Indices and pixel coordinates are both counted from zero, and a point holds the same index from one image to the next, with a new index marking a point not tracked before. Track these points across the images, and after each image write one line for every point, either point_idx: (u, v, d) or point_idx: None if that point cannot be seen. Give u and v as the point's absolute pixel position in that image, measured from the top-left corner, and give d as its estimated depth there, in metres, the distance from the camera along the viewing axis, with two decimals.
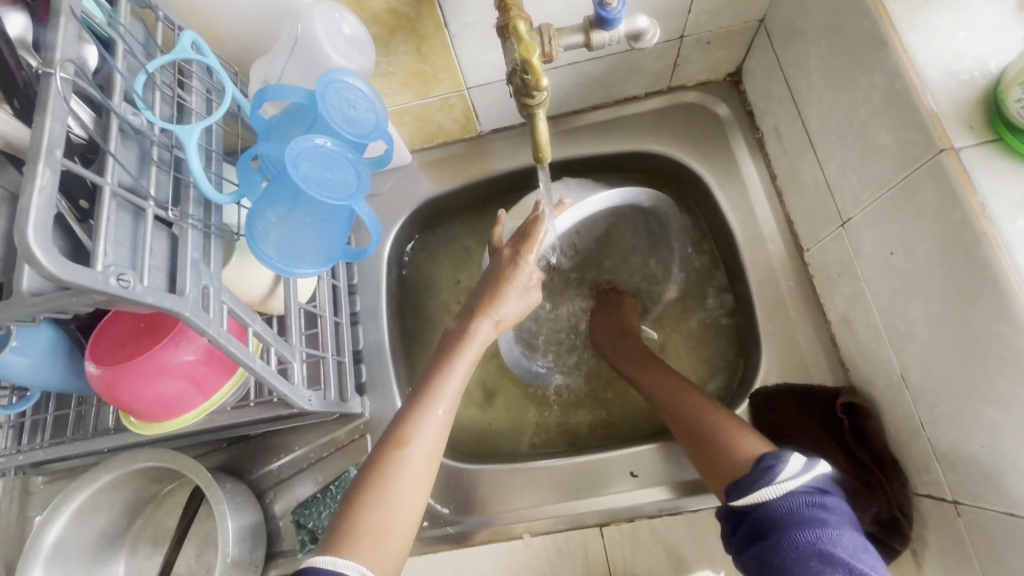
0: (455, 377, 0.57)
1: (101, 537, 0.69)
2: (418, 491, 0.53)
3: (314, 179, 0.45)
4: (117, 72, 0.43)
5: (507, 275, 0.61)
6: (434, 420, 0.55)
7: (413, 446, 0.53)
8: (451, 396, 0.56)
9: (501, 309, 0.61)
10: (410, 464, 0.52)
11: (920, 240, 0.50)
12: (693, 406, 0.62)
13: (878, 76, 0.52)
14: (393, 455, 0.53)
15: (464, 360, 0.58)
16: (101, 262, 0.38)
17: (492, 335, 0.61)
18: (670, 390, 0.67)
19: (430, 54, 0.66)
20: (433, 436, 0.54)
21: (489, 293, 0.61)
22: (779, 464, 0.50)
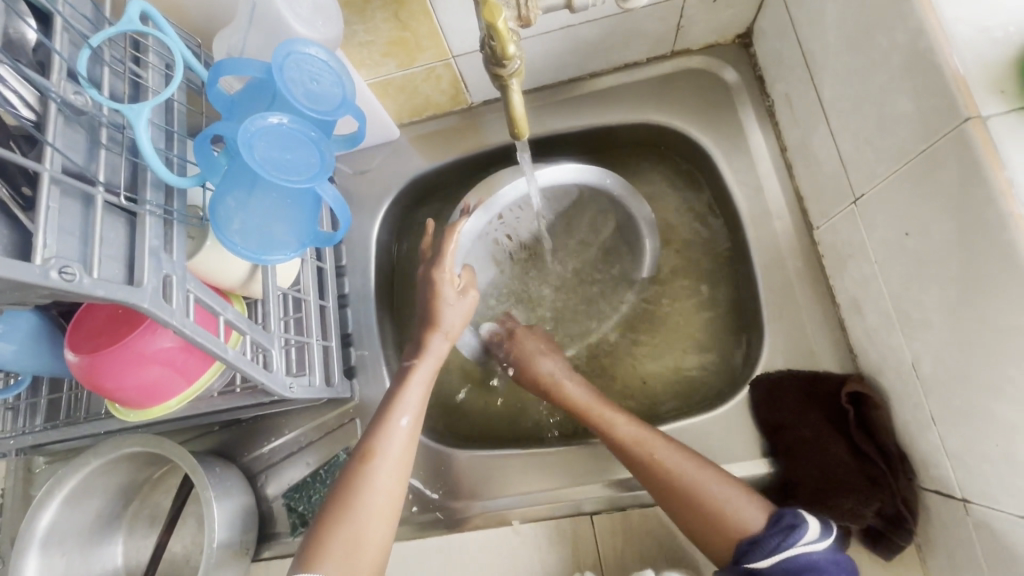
0: (413, 390, 0.61)
1: (97, 518, 0.70)
2: (386, 502, 0.56)
3: (272, 161, 0.42)
4: (55, 49, 0.40)
5: (445, 294, 0.64)
6: (397, 433, 0.58)
7: (377, 459, 0.57)
8: (412, 409, 0.60)
9: (445, 322, 0.64)
10: (376, 475, 0.56)
11: (940, 219, 0.45)
12: (672, 464, 0.60)
13: (900, 34, 0.46)
14: (360, 469, 0.56)
15: (422, 373, 0.62)
16: (41, 255, 0.36)
17: (446, 348, 0.65)
18: (637, 437, 0.63)
19: (410, 21, 0.62)
20: (398, 448, 0.58)
21: (431, 312, 0.64)
22: (802, 524, 0.53)
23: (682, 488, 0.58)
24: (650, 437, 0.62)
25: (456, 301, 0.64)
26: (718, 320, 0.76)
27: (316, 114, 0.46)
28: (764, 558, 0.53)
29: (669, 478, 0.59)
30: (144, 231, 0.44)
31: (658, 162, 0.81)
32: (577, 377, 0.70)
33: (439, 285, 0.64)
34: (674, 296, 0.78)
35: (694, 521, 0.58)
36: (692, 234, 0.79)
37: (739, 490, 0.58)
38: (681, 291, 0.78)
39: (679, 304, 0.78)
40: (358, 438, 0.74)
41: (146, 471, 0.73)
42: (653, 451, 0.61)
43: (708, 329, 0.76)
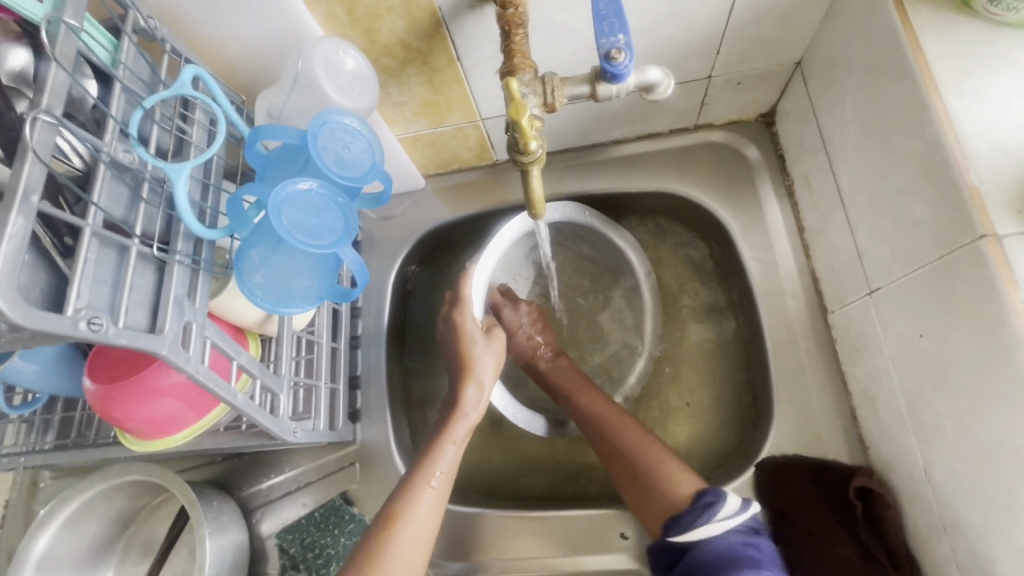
0: (447, 450, 0.61)
1: (93, 543, 0.71)
2: (403, 571, 0.55)
3: (298, 225, 0.44)
4: (111, 111, 0.43)
5: (473, 335, 0.67)
6: (426, 498, 0.58)
7: (401, 523, 0.56)
8: (443, 471, 0.60)
9: (479, 367, 0.65)
10: (397, 542, 0.56)
11: (953, 329, 0.45)
12: (623, 434, 0.64)
13: (916, 142, 0.47)
14: (382, 534, 0.56)
15: (456, 434, 0.62)
16: (73, 305, 0.38)
17: (480, 399, 0.65)
18: (598, 410, 0.67)
19: (443, 86, 0.65)
20: (424, 514, 0.58)
21: (462, 360, 0.66)
22: (718, 502, 0.54)
23: (625, 458, 0.62)
24: (612, 412, 0.67)
25: (486, 349, 0.67)
26: (728, 393, 0.74)
27: (343, 179, 0.48)
28: (682, 532, 0.54)
29: (617, 449, 0.64)
30: (171, 280, 0.46)
31: (676, 229, 0.82)
32: (564, 360, 0.74)
33: (467, 331, 0.67)
34: (682, 363, 0.78)
35: (631, 489, 0.61)
36: (706, 302, 0.79)
37: (685, 466, 0.60)
38: (691, 360, 0.78)
39: (688, 372, 0.77)
40: (358, 482, 0.74)
41: (146, 498, 0.74)
42: (606, 423, 0.66)
43: (717, 402, 0.75)
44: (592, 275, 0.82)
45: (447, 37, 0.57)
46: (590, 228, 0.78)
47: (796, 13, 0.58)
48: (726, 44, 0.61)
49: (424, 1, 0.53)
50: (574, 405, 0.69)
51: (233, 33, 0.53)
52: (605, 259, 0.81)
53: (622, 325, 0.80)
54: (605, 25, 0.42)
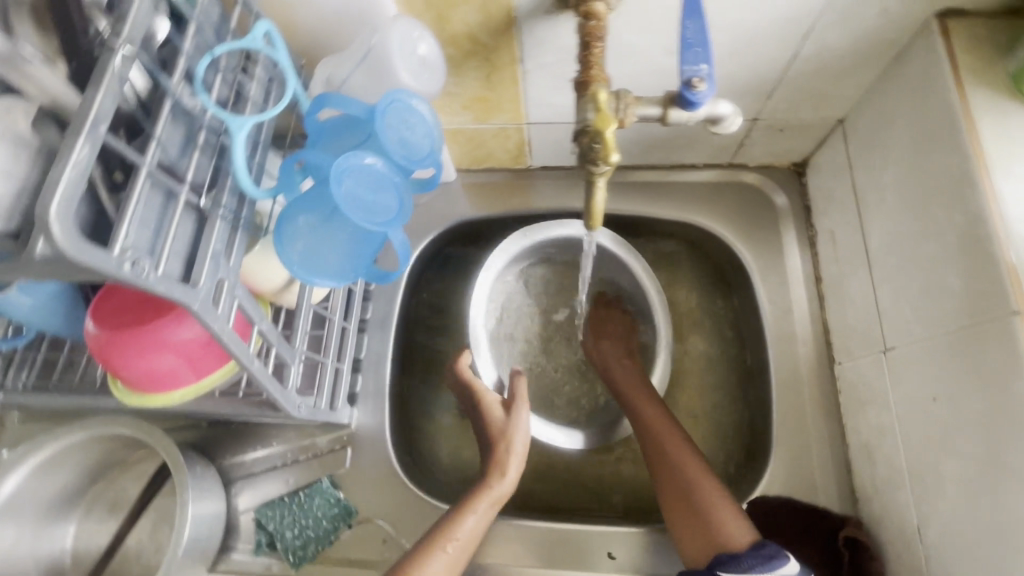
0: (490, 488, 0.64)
1: (60, 493, 0.68)
2: None
3: (355, 198, 0.44)
4: (183, 52, 0.42)
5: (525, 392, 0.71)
6: (465, 530, 0.60)
7: (440, 550, 0.58)
8: (485, 509, 0.62)
9: (516, 416, 0.68)
10: (430, 570, 0.57)
11: (972, 396, 0.47)
12: (685, 460, 0.62)
13: (958, 216, 0.49)
14: (419, 557, 0.57)
15: (508, 474, 0.65)
16: (120, 244, 0.37)
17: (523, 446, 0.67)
18: (660, 428, 0.65)
19: (498, 84, 0.65)
20: (460, 547, 0.59)
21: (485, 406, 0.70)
22: (780, 558, 0.51)
23: (686, 484, 0.60)
24: (674, 435, 0.65)
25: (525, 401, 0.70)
26: (725, 428, 0.75)
27: (402, 160, 0.47)
28: (735, 574, 0.51)
29: (678, 473, 0.61)
30: (211, 235, 0.44)
31: (694, 260, 0.83)
32: (630, 363, 0.73)
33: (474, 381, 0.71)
34: (682, 393, 0.78)
35: (684, 516, 0.59)
36: (714, 337, 0.80)
37: (739, 509, 0.57)
38: (693, 392, 0.78)
39: (687, 402, 0.77)
40: (346, 467, 0.73)
41: (122, 453, 0.71)
42: (669, 444, 0.64)
43: (714, 437, 0.75)
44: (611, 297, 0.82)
45: (516, 36, 0.58)
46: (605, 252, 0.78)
47: (853, 73, 0.59)
48: (779, 91, 0.63)
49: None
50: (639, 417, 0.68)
51: None
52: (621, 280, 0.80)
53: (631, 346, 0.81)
54: (690, 53, 0.43)
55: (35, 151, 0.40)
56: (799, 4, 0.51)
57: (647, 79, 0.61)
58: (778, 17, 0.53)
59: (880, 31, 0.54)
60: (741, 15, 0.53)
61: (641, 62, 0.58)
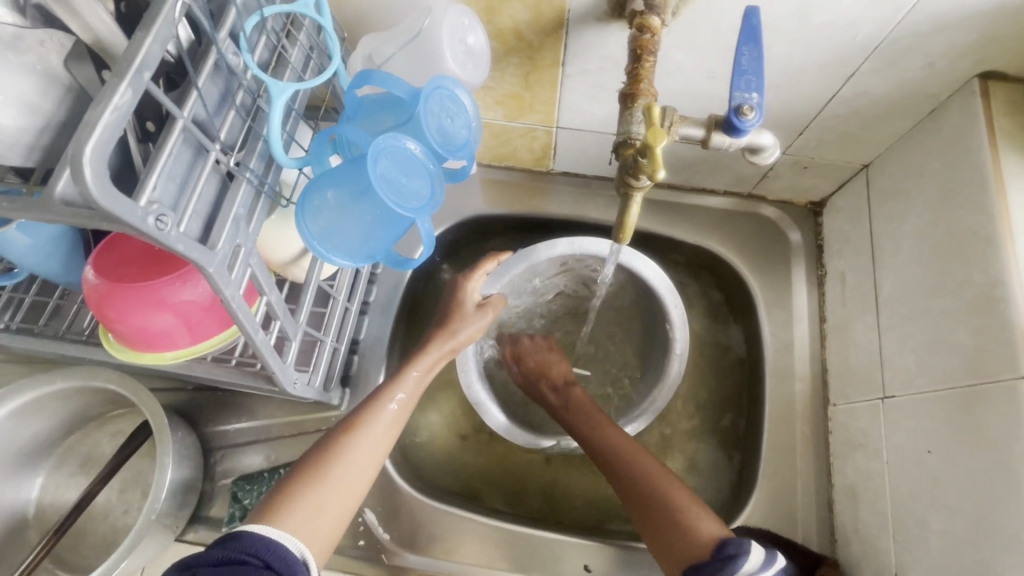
0: (408, 379, 0.60)
1: (32, 442, 0.66)
2: (350, 482, 0.52)
3: (389, 180, 0.44)
4: (233, 8, 0.41)
5: (466, 308, 0.67)
6: (384, 415, 0.57)
7: (359, 432, 0.55)
8: (403, 396, 0.59)
9: (457, 330, 0.65)
10: (352, 447, 0.54)
11: (964, 453, 0.49)
12: (642, 463, 0.60)
13: (977, 275, 0.50)
14: (337, 440, 0.54)
15: (422, 364, 0.62)
16: (146, 196, 0.35)
17: (447, 354, 0.64)
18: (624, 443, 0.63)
19: (535, 84, 0.64)
20: (381, 431, 0.56)
21: (446, 317, 0.66)
22: (741, 556, 0.48)
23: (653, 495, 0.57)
24: (636, 449, 0.62)
25: (476, 316, 0.67)
26: (712, 455, 0.75)
27: (439, 148, 0.47)
28: None
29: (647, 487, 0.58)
30: (234, 199, 0.43)
31: (703, 287, 0.82)
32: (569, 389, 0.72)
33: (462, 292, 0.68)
34: (675, 414, 0.78)
35: (651, 524, 0.56)
36: (710, 363, 0.79)
37: (712, 514, 0.54)
38: (684, 415, 0.78)
39: (679, 426, 0.77)
40: None
41: (102, 408, 0.69)
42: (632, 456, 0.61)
43: (699, 463, 0.75)
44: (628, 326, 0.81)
45: (563, 39, 0.57)
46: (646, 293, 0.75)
47: (887, 121, 0.60)
48: (812, 128, 0.63)
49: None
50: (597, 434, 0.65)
51: None
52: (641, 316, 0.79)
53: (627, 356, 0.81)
54: (742, 80, 0.43)
55: (64, 91, 0.39)
56: (848, 46, 0.52)
57: (685, 100, 0.61)
58: (826, 55, 0.53)
59: (922, 83, 0.55)
60: (790, 49, 0.53)
61: (682, 82, 0.58)
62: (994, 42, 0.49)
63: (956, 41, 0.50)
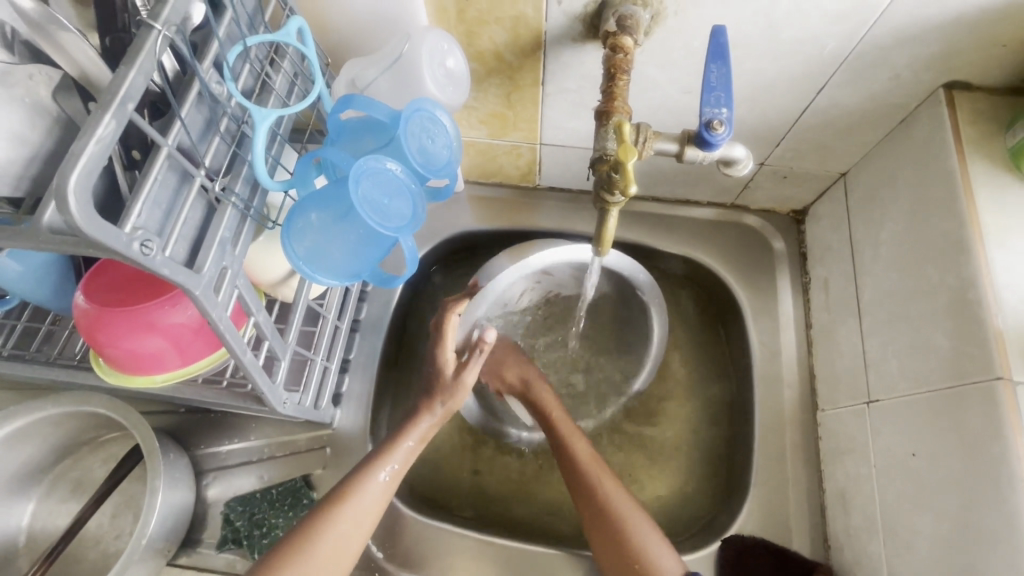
0: (403, 447, 0.62)
1: (23, 468, 0.66)
2: (340, 552, 0.55)
3: (371, 201, 0.45)
4: (216, 39, 0.42)
5: (449, 364, 0.66)
6: (376, 486, 0.59)
7: (350, 505, 0.57)
8: (394, 467, 0.60)
9: (449, 388, 0.65)
10: (337, 521, 0.56)
11: (947, 454, 0.49)
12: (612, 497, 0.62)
13: (951, 278, 0.51)
14: (329, 512, 0.56)
15: (417, 431, 0.63)
16: (131, 223, 0.36)
17: (440, 415, 0.65)
18: (591, 467, 0.65)
19: (517, 103, 0.65)
20: (369, 503, 0.58)
21: (435, 370, 0.66)
22: None
23: (609, 522, 0.61)
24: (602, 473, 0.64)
25: (474, 366, 0.67)
26: (705, 464, 0.75)
27: (420, 168, 0.48)
28: None
29: (605, 512, 0.62)
30: (221, 222, 0.44)
31: (690, 297, 0.83)
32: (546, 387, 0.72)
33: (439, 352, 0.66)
34: (667, 424, 0.78)
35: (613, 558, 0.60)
36: (700, 373, 0.80)
37: (664, 539, 0.61)
38: (675, 425, 0.78)
39: (672, 435, 0.77)
40: (322, 469, 0.71)
41: (93, 433, 0.69)
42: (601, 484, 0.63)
43: (692, 472, 0.75)
44: (614, 328, 0.80)
45: (541, 60, 0.59)
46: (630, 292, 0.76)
47: (860, 131, 0.62)
48: (788, 139, 0.64)
49: (534, 22, 0.54)
50: (569, 450, 0.66)
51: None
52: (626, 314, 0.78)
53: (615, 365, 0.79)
54: (712, 96, 0.45)
55: (52, 121, 0.40)
56: (815, 60, 0.53)
57: (663, 115, 0.63)
58: (795, 69, 0.55)
59: (890, 94, 0.56)
60: (761, 64, 0.54)
61: (659, 98, 0.60)
62: (955, 53, 0.51)
63: (919, 53, 0.51)
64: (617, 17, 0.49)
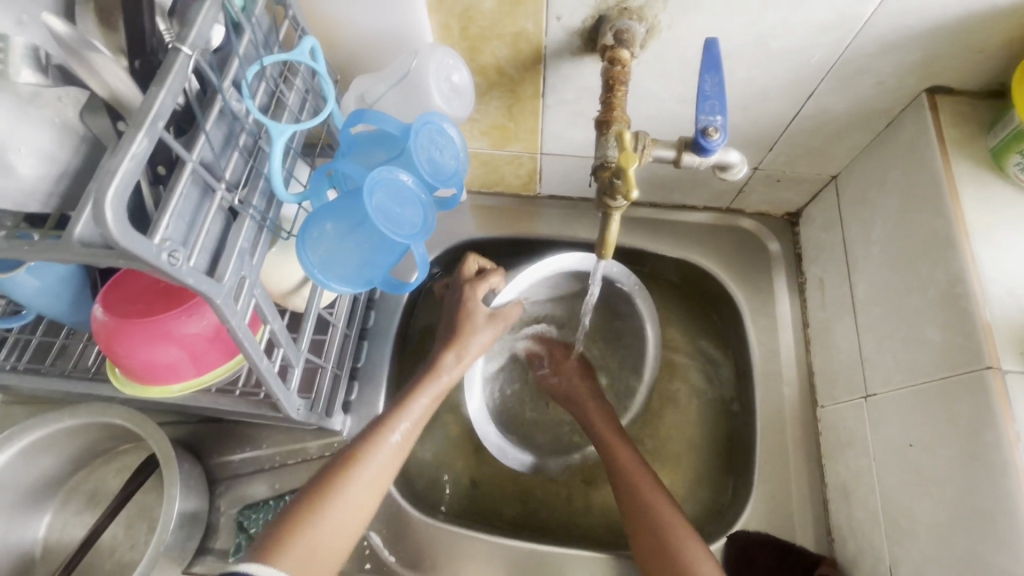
0: (418, 402, 0.63)
1: (39, 481, 0.67)
2: (350, 514, 0.55)
3: (383, 210, 0.47)
4: (235, 60, 0.44)
5: (475, 317, 0.69)
6: (388, 445, 0.59)
7: (361, 466, 0.56)
8: (408, 425, 0.61)
9: (467, 345, 0.67)
10: (356, 478, 0.56)
11: (942, 443, 0.51)
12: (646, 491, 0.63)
13: (940, 274, 0.53)
14: (340, 472, 0.56)
15: (429, 390, 0.64)
16: (159, 234, 0.38)
17: (457, 368, 0.67)
18: (629, 465, 0.66)
19: (518, 115, 0.68)
20: (383, 460, 0.58)
21: (457, 329, 0.69)
22: None
23: (648, 513, 0.61)
24: (637, 467, 0.65)
25: (483, 327, 0.69)
26: (709, 463, 0.77)
27: (429, 178, 0.50)
28: None
29: (645, 506, 0.62)
30: (239, 233, 0.46)
31: (690, 300, 0.85)
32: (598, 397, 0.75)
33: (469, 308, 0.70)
34: (670, 425, 0.79)
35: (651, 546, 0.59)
36: (701, 373, 0.82)
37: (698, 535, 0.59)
38: (679, 424, 0.79)
39: (675, 435, 0.79)
40: None
41: (107, 444, 0.70)
42: (642, 483, 0.63)
43: (697, 471, 0.76)
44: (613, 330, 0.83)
45: (541, 73, 0.61)
46: (621, 291, 0.79)
47: (848, 135, 0.64)
48: (780, 144, 0.67)
49: (535, 37, 0.56)
50: (610, 451, 0.68)
51: (351, 16, 0.55)
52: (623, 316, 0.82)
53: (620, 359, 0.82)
54: (707, 104, 0.47)
55: (79, 140, 0.42)
56: (804, 69, 0.56)
57: (659, 124, 0.65)
58: (785, 78, 0.57)
59: (876, 100, 0.59)
60: (751, 73, 0.57)
61: (655, 107, 0.62)
62: (935, 60, 0.54)
63: (901, 60, 0.54)
64: (614, 32, 0.52)
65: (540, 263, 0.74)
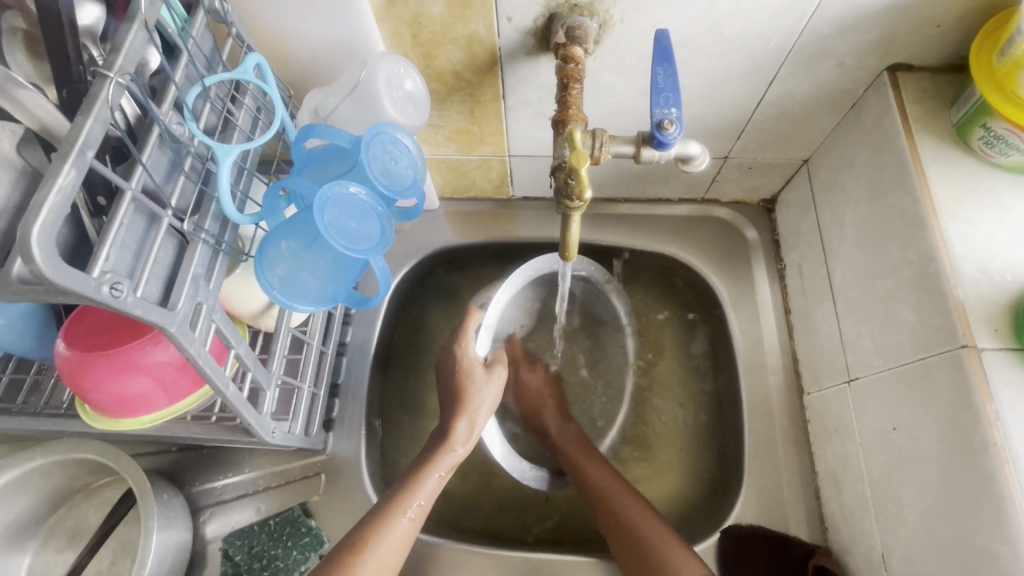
0: (429, 482, 0.60)
1: (16, 522, 0.65)
2: None
3: (338, 226, 0.45)
4: (173, 83, 0.43)
5: (473, 374, 0.64)
6: (397, 530, 0.57)
7: (370, 552, 0.55)
8: (420, 504, 0.59)
9: (473, 406, 0.63)
10: (363, 568, 0.54)
11: (925, 426, 0.50)
12: (622, 500, 0.63)
13: (912, 253, 0.52)
14: (346, 560, 0.54)
15: (443, 466, 0.61)
16: (99, 267, 0.37)
17: (469, 436, 0.63)
18: (600, 481, 0.66)
19: (481, 118, 0.67)
20: (395, 545, 0.56)
21: (458, 394, 0.64)
22: None
23: (627, 523, 0.62)
24: (608, 476, 0.66)
25: (485, 383, 0.64)
26: (699, 458, 0.76)
27: (386, 190, 0.49)
28: None
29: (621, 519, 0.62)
30: (192, 258, 0.45)
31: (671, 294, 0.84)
32: (574, 423, 0.73)
33: (467, 365, 0.65)
34: (659, 421, 0.79)
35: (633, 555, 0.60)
36: (687, 367, 0.81)
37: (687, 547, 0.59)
38: (667, 422, 0.78)
39: (664, 431, 0.78)
40: (319, 495, 0.71)
41: (85, 480, 0.69)
42: (614, 495, 0.64)
43: (688, 467, 0.75)
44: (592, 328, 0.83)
45: (499, 75, 0.60)
46: (591, 284, 0.78)
47: (815, 118, 0.63)
48: (748, 131, 0.66)
49: (488, 40, 0.55)
50: (580, 470, 0.68)
51: (298, 29, 0.54)
52: (600, 314, 0.81)
53: (602, 357, 0.82)
54: (661, 97, 0.46)
55: (17, 174, 0.41)
56: (762, 54, 0.55)
57: (623, 118, 0.64)
58: (744, 65, 0.56)
59: (838, 81, 0.58)
60: (710, 62, 0.56)
61: (618, 102, 0.61)
62: (893, 37, 0.53)
63: (859, 40, 0.53)
64: (566, 29, 0.51)
65: (500, 288, 0.71)
